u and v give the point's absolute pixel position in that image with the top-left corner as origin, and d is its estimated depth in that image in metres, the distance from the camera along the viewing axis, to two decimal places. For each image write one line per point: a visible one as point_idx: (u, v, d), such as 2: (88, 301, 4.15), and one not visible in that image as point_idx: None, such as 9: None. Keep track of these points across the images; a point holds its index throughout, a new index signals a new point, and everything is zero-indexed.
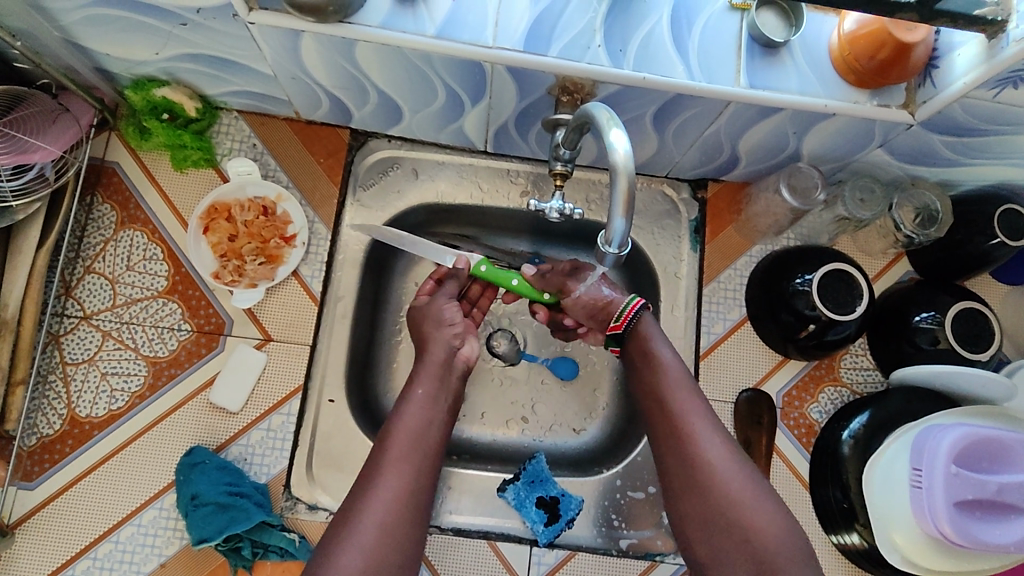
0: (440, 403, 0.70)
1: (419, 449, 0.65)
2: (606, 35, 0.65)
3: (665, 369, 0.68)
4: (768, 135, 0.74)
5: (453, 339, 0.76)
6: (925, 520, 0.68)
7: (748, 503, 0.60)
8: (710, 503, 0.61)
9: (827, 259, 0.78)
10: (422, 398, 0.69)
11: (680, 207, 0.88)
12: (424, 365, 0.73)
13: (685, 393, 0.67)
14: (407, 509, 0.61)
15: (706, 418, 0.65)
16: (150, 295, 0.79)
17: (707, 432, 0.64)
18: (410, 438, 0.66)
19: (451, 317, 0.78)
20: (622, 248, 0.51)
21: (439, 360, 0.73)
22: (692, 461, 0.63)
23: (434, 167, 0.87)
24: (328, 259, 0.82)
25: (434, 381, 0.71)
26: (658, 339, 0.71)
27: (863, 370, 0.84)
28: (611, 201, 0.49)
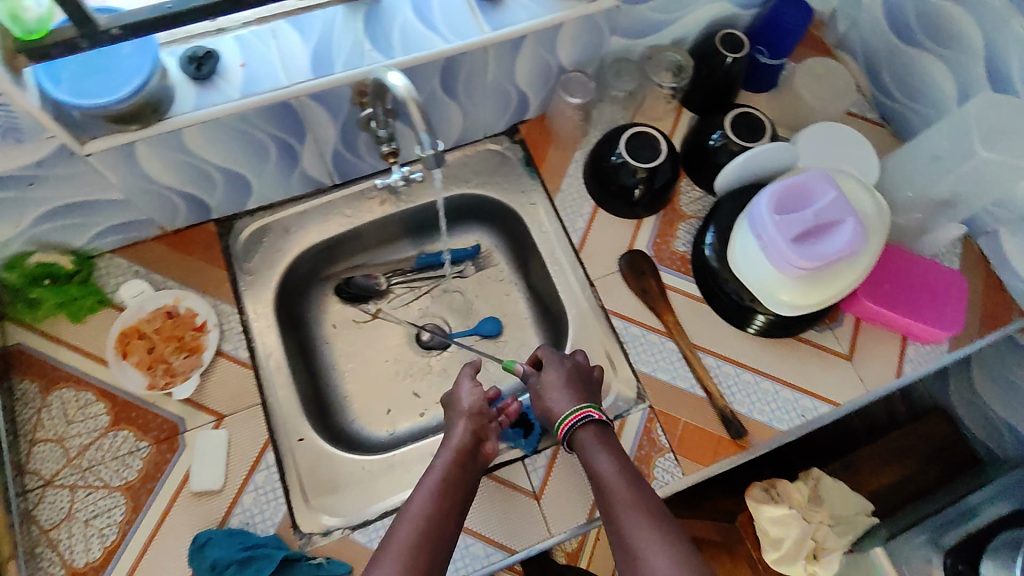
0: (456, 485, 0.73)
1: (437, 517, 0.68)
2: (371, 40, 0.81)
3: (607, 480, 0.69)
4: (532, 63, 0.92)
5: (483, 423, 0.79)
6: (785, 266, 0.83)
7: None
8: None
9: (624, 130, 0.96)
10: (435, 480, 0.72)
11: (508, 153, 1.04)
12: (448, 446, 0.77)
13: (630, 497, 0.67)
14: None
15: (652, 527, 0.64)
16: (98, 434, 0.83)
17: (656, 548, 0.62)
18: (422, 515, 0.68)
19: (476, 402, 0.80)
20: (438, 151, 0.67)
21: (461, 445, 0.76)
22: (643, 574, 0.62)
23: (300, 217, 0.98)
24: (245, 328, 0.90)
25: (452, 461, 0.74)
26: (593, 449, 0.73)
27: (699, 199, 1.00)
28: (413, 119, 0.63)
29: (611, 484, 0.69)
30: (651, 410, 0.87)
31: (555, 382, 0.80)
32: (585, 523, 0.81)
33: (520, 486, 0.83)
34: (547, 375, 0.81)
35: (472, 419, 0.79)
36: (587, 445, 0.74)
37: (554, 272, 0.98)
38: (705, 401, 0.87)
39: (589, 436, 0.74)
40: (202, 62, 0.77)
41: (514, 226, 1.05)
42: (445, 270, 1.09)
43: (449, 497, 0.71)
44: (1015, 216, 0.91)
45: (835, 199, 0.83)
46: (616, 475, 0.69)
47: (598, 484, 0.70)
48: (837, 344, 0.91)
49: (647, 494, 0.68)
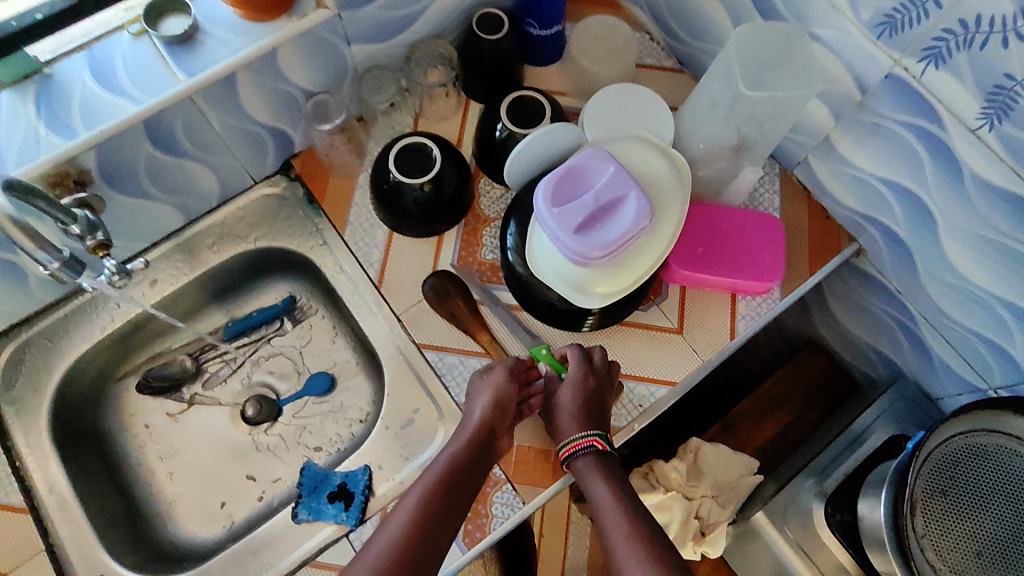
0: (474, 470, 0.71)
1: (438, 523, 0.66)
2: (48, 122, 0.71)
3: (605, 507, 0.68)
4: (262, 96, 0.81)
5: (501, 424, 0.75)
6: (578, 260, 0.76)
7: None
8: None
9: (395, 142, 0.86)
10: (449, 457, 0.71)
11: (286, 193, 0.94)
12: (464, 432, 0.74)
13: (623, 525, 0.66)
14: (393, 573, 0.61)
15: (644, 551, 0.62)
16: None
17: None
18: (433, 494, 0.67)
19: (501, 400, 0.75)
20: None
21: (480, 428, 0.74)
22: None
23: (62, 323, 0.87)
24: (17, 468, 0.81)
25: (469, 448, 0.72)
26: (592, 480, 0.72)
27: (500, 197, 0.93)
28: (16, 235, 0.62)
29: (611, 513, 0.68)
30: None
31: (568, 408, 0.76)
32: None
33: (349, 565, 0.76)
34: (563, 398, 0.76)
35: (490, 412, 0.74)
36: (588, 474, 0.73)
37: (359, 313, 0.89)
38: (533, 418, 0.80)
39: (591, 467, 0.73)
40: None
41: (313, 270, 0.95)
42: (262, 331, 0.99)
43: (452, 495, 0.69)
44: (815, 140, 0.84)
45: (612, 174, 0.75)
46: (612, 504, 0.68)
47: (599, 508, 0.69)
48: (665, 320, 0.84)
49: (642, 518, 0.67)
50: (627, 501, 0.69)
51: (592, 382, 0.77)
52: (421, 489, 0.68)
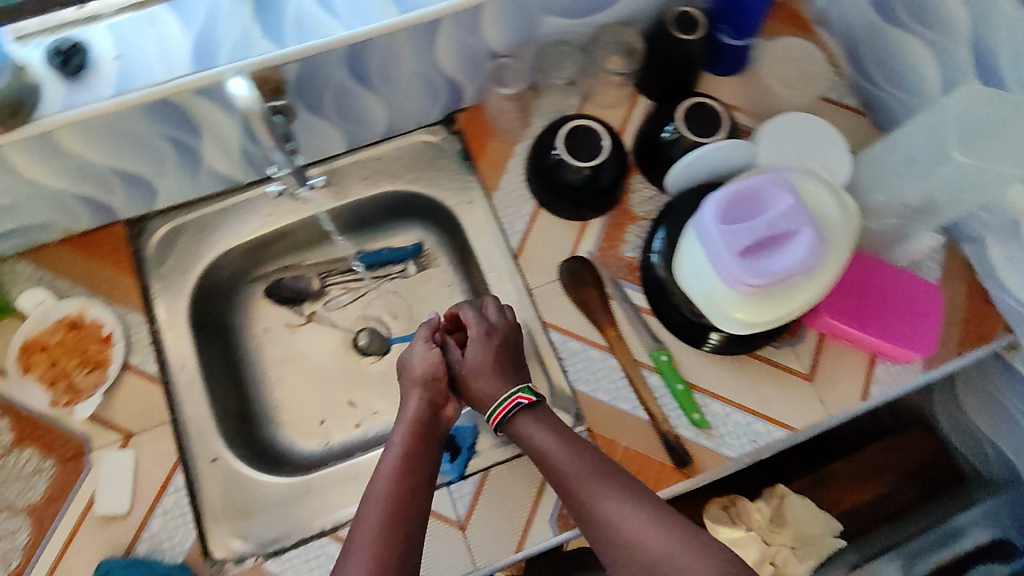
0: (422, 456, 0.73)
1: (408, 510, 0.67)
2: (262, 28, 0.72)
3: (560, 460, 0.71)
4: (454, 47, 0.82)
5: (438, 396, 0.78)
6: (732, 282, 0.75)
7: (659, 551, 0.62)
8: (635, 557, 0.63)
9: (566, 122, 0.87)
10: (393, 463, 0.71)
11: (444, 145, 0.96)
12: (405, 423, 0.76)
13: (581, 471, 0.69)
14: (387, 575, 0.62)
15: (618, 491, 0.67)
16: (3, 452, 0.80)
17: (625, 509, 0.66)
18: (387, 496, 0.68)
19: (430, 370, 0.79)
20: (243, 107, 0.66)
21: (416, 419, 0.75)
22: (608, 528, 0.66)
23: (217, 217, 0.92)
24: (154, 340, 0.85)
25: (415, 436, 0.74)
26: (535, 431, 0.74)
27: (652, 199, 0.91)
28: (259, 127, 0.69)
29: (569, 462, 0.70)
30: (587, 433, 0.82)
31: (484, 348, 0.79)
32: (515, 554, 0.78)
33: (444, 515, 0.80)
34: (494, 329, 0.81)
35: (422, 396, 0.78)
36: (531, 431, 0.74)
37: (491, 278, 0.91)
38: (647, 424, 0.81)
39: (526, 422, 0.75)
40: (69, 55, 0.68)
41: (451, 225, 0.98)
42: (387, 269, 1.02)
43: (413, 478, 0.70)
44: (1001, 222, 0.80)
45: (788, 205, 0.74)
46: (564, 452, 0.71)
47: (547, 465, 0.72)
48: (796, 363, 0.84)
49: (596, 460, 0.70)
50: (587, 447, 0.72)
51: (501, 317, 0.83)
52: (375, 490, 0.69)
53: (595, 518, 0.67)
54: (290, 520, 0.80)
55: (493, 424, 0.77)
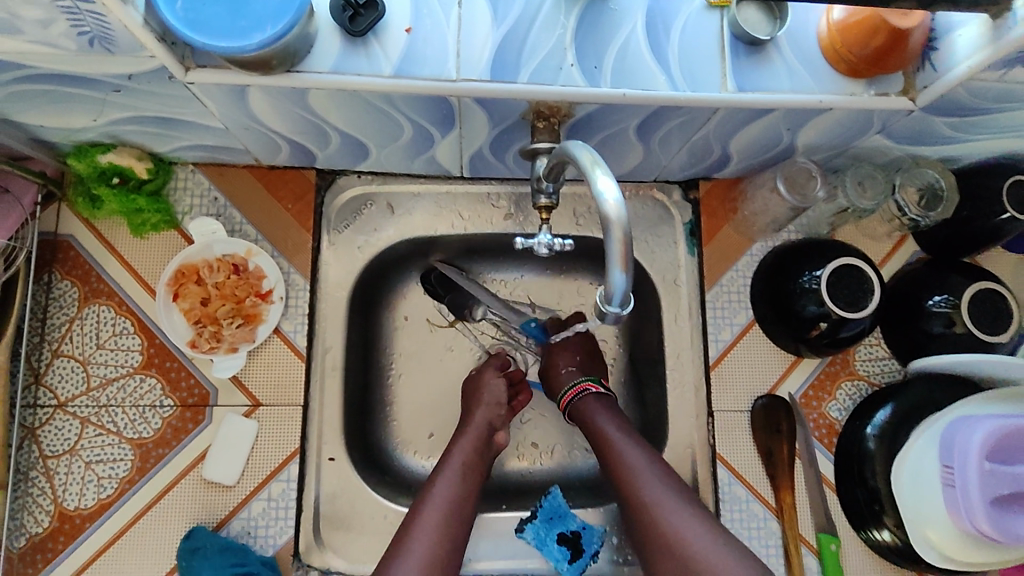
0: (476, 470, 0.73)
1: (458, 515, 0.68)
2: (578, 53, 0.59)
3: (620, 443, 0.70)
4: (761, 134, 0.68)
5: (495, 417, 0.77)
6: (960, 516, 0.67)
7: (713, 555, 0.59)
8: (680, 562, 0.60)
9: (833, 253, 0.75)
10: (459, 465, 0.72)
11: (673, 209, 0.84)
12: (463, 437, 0.75)
13: (638, 461, 0.68)
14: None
15: (674, 488, 0.66)
16: (125, 372, 0.74)
17: (676, 508, 0.64)
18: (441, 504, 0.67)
19: (497, 395, 0.79)
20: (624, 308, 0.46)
21: (480, 434, 0.75)
22: (656, 524, 0.63)
23: (410, 198, 0.82)
24: (310, 311, 0.78)
25: (474, 450, 0.74)
26: (598, 415, 0.74)
27: (880, 360, 0.82)
28: (608, 254, 0.43)
29: (625, 446, 0.69)
30: None
31: (571, 353, 0.82)
32: None
33: None
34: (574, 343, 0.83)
35: (486, 414, 0.77)
36: (594, 413, 0.74)
37: (671, 375, 0.81)
38: None
39: (591, 407, 0.75)
40: (360, 11, 0.56)
41: None
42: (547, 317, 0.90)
43: (469, 490, 0.70)
44: None
45: None
46: (625, 439, 0.70)
47: (606, 449, 0.70)
48: None
49: (653, 455, 0.69)
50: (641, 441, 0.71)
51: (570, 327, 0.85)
52: (435, 494, 0.68)
53: (642, 511, 0.65)
54: None
55: (563, 405, 0.78)
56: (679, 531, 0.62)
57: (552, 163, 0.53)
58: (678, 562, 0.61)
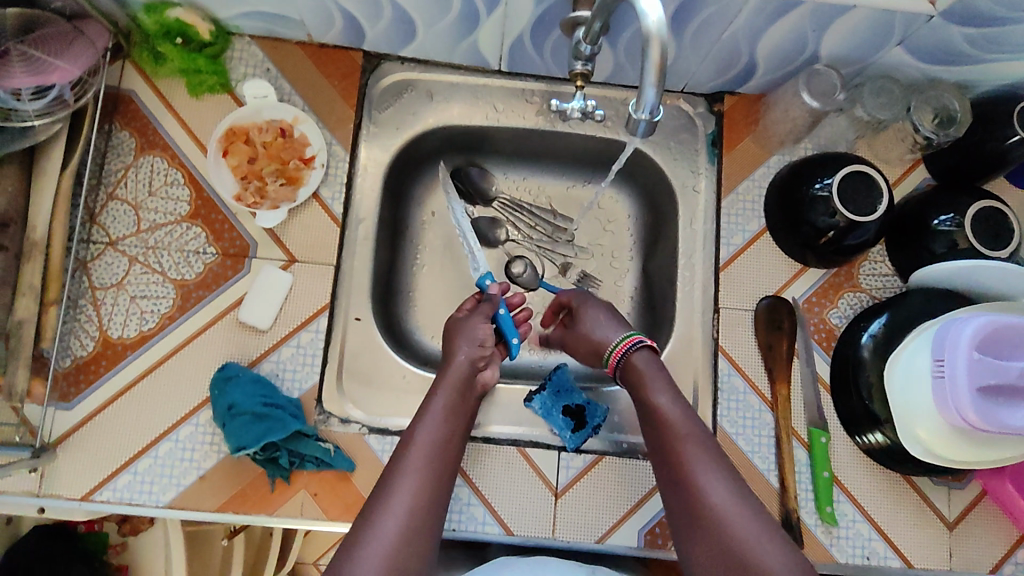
0: (460, 414, 0.71)
1: (440, 463, 0.66)
2: None
3: (671, 416, 0.67)
4: (787, 37, 0.74)
5: (478, 358, 0.74)
6: (949, 410, 0.69)
7: (738, 531, 0.59)
8: (711, 536, 0.60)
9: (845, 162, 0.79)
10: (442, 410, 0.69)
11: (696, 120, 0.89)
12: (445, 377, 0.72)
13: (683, 428, 0.66)
14: (416, 531, 0.61)
15: (723, 469, 0.63)
16: (173, 219, 0.79)
17: (714, 483, 0.62)
18: (427, 451, 0.66)
19: (482, 338, 0.76)
20: (654, 117, 0.52)
21: (462, 375, 0.72)
22: (691, 497, 0.62)
23: (449, 88, 0.87)
24: (348, 181, 0.83)
25: (457, 392, 0.71)
26: (653, 382, 0.70)
27: (882, 276, 0.86)
28: (644, 71, 0.49)
29: (677, 421, 0.66)
30: None
31: (600, 313, 0.78)
32: (595, 544, 0.77)
33: (545, 476, 0.78)
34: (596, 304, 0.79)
35: (468, 357, 0.74)
36: (648, 376, 0.70)
37: (681, 274, 0.86)
38: (774, 491, 0.80)
39: (640, 365, 0.72)
40: None
41: (660, 199, 0.91)
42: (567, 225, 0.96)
43: (452, 434, 0.69)
44: None
45: None
46: (673, 404, 0.68)
47: (651, 413, 0.68)
48: (945, 507, 0.81)
49: (698, 421, 0.67)
50: (692, 414, 0.68)
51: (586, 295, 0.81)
52: (419, 439, 0.67)
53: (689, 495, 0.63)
54: (404, 408, 0.80)
55: (611, 372, 0.75)
56: (725, 521, 0.60)
57: (591, 19, 0.59)
58: (708, 537, 0.60)
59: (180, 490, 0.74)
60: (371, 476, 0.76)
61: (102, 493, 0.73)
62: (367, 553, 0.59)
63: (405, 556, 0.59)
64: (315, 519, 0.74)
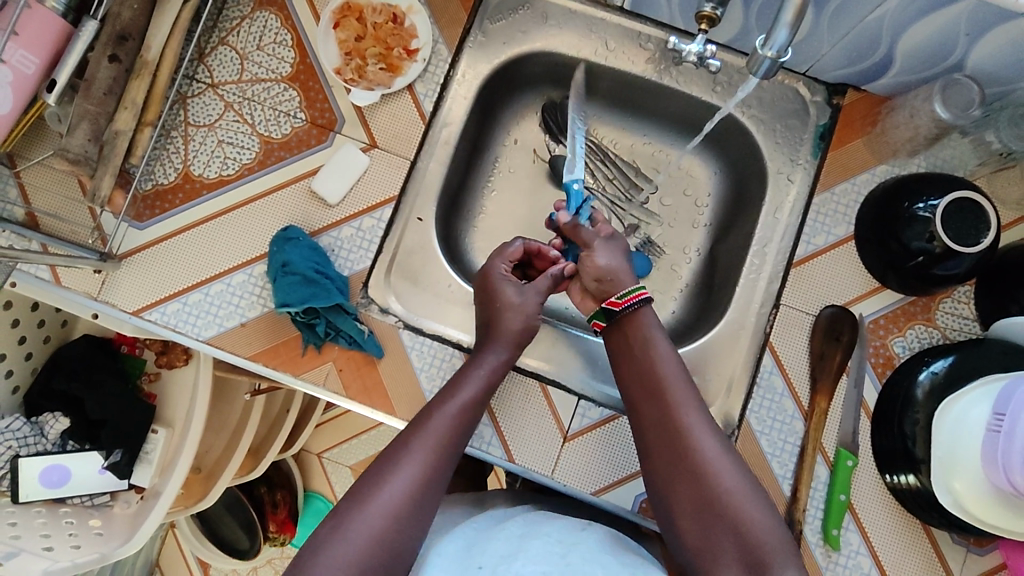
0: (482, 400, 0.69)
1: (454, 445, 0.65)
2: None
3: (666, 368, 0.66)
4: (936, 34, 0.69)
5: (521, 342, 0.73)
6: (996, 467, 0.65)
7: (736, 493, 0.59)
8: (705, 496, 0.59)
9: (957, 186, 0.74)
10: (469, 392, 0.68)
11: (811, 108, 0.84)
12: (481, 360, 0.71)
13: (680, 386, 0.65)
14: (435, 478, 0.62)
15: (711, 427, 0.63)
16: (274, 77, 0.81)
17: (710, 442, 0.61)
18: (446, 428, 0.65)
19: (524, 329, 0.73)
20: (780, 55, 0.56)
21: (499, 365, 0.71)
22: (691, 460, 0.61)
23: (565, 15, 0.85)
24: (444, 83, 0.83)
25: (489, 379, 0.70)
26: (653, 330, 0.70)
27: (961, 318, 0.80)
28: (783, 9, 0.53)
29: (670, 374, 0.66)
30: None
31: (610, 248, 0.77)
32: (589, 496, 0.77)
33: (559, 417, 0.78)
34: (613, 238, 0.79)
35: (512, 352, 0.72)
36: (651, 329, 0.70)
37: (749, 261, 0.83)
38: (783, 499, 0.77)
39: (645, 320, 0.71)
40: None
41: (749, 180, 0.88)
42: (646, 185, 0.94)
43: (478, 411, 0.69)
44: None
45: None
46: (670, 361, 0.67)
47: (648, 366, 0.67)
48: (957, 567, 0.77)
49: (690, 380, 0.67)
50: (683, 368, 0.67)
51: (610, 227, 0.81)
52: (448, 409, 0.66)
53: (679, 446, 0.61)
54: (442, 315, 0.81)
55: (613, 307, 0.72)
56: (717, 479, 0.59)
57: None
58: (698, 495, 0.59)
59: (220, 330, 0.77)
60: (396, 369, 0.77)
61: (151, 313, 0.77)
62: (379, 508, 0.58)
63: (404, 519, 0.59)
64: (334, 392, 0.77)
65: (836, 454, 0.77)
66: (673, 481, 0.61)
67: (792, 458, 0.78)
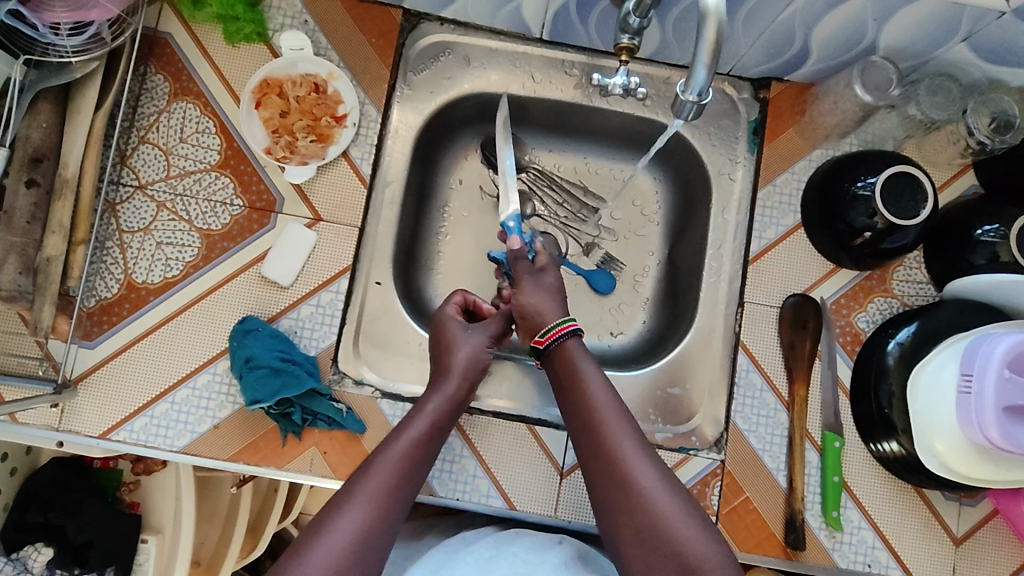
0: (437, 435, 0.68)
1: (409, 474, 0.64)
2: None
3: (596, 398, 0.67)
4: (845, 23, 0.71)
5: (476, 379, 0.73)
6: (972, 424, 0.68)
7: (672, 517, 0.60)
8: (642, 522, 0.61)
9: (890, 162, 0.76)
10: (425, 422, 0.68)
11: (740, 106, 0.86)
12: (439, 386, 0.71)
13: (614, 415, 0.66)
14: (389, 509, 0.61)
15: (644, 451, 0.64)
16: (203, 168, 0.79)
17: (644, 468, 0.63)
18: (402, 458, 0.64)
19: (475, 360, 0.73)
20: (701, 98, 0.59)
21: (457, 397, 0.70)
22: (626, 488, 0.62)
23: (487, 54, 0.85)
24: (379, 142, 0.82)
25: (445, 411, 0.70)
26: (581, 357, 0.70)
27: (916, 283, 0.83)
28: (699, 50, 0.54)
29: (602, 402, 0.66)
30: (720, 464, 0.79)
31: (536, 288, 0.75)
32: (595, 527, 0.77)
33: (553, 455, 0.78)
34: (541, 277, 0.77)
35: (465, 385, 0.72)
36: (580, 359, 0.70)
37: (708, 264, 0.85)
38: (781, 491, 0.79)
39: (572, 351, 0.71)
40: None
41: (694, 184, 0.89)
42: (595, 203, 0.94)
43: (430, 450, 0.67)
44: None
45: None
46: (602, 388, 0.67)
47: (579, 394, 0.67)
48: (954, 521, 0.79)
49: (624, 405, 0.67)
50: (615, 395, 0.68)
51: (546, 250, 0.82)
52: (402, 441, 0.65)
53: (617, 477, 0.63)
54: (418, 375, 0.80)
55: (539, 346, 0.72)
56: (652, 506, 0.61)
57: None
58: (638, 523, 0.61)
59: (194, 437, 0.75)
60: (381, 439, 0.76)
61: (119, 433, 0.74)
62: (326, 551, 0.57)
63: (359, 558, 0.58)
64: (322, 475, 0.75)
65: (823, 437, 0.79)
66: (613, 511, 0.62)
67: (783, 449, 0.80)
